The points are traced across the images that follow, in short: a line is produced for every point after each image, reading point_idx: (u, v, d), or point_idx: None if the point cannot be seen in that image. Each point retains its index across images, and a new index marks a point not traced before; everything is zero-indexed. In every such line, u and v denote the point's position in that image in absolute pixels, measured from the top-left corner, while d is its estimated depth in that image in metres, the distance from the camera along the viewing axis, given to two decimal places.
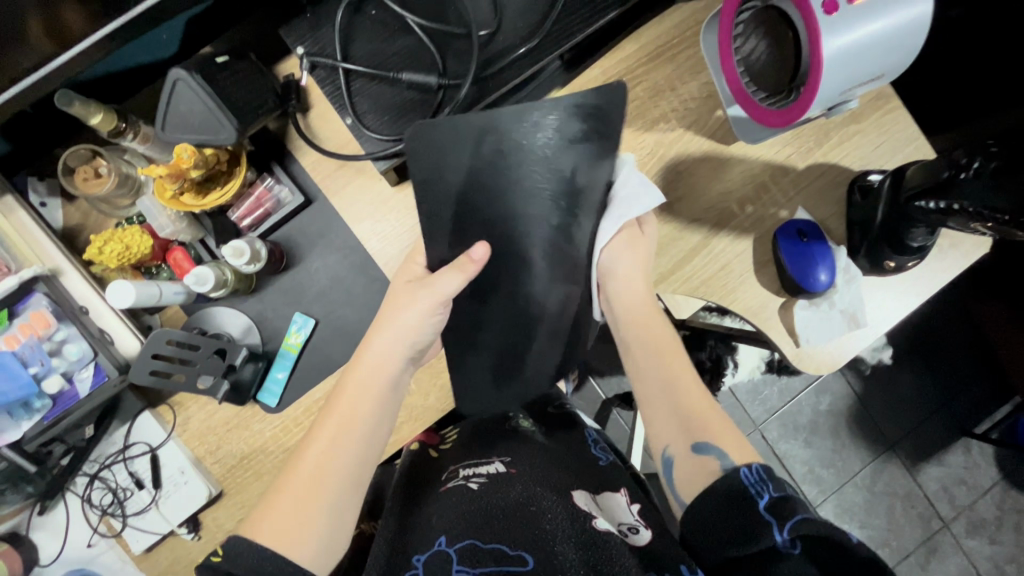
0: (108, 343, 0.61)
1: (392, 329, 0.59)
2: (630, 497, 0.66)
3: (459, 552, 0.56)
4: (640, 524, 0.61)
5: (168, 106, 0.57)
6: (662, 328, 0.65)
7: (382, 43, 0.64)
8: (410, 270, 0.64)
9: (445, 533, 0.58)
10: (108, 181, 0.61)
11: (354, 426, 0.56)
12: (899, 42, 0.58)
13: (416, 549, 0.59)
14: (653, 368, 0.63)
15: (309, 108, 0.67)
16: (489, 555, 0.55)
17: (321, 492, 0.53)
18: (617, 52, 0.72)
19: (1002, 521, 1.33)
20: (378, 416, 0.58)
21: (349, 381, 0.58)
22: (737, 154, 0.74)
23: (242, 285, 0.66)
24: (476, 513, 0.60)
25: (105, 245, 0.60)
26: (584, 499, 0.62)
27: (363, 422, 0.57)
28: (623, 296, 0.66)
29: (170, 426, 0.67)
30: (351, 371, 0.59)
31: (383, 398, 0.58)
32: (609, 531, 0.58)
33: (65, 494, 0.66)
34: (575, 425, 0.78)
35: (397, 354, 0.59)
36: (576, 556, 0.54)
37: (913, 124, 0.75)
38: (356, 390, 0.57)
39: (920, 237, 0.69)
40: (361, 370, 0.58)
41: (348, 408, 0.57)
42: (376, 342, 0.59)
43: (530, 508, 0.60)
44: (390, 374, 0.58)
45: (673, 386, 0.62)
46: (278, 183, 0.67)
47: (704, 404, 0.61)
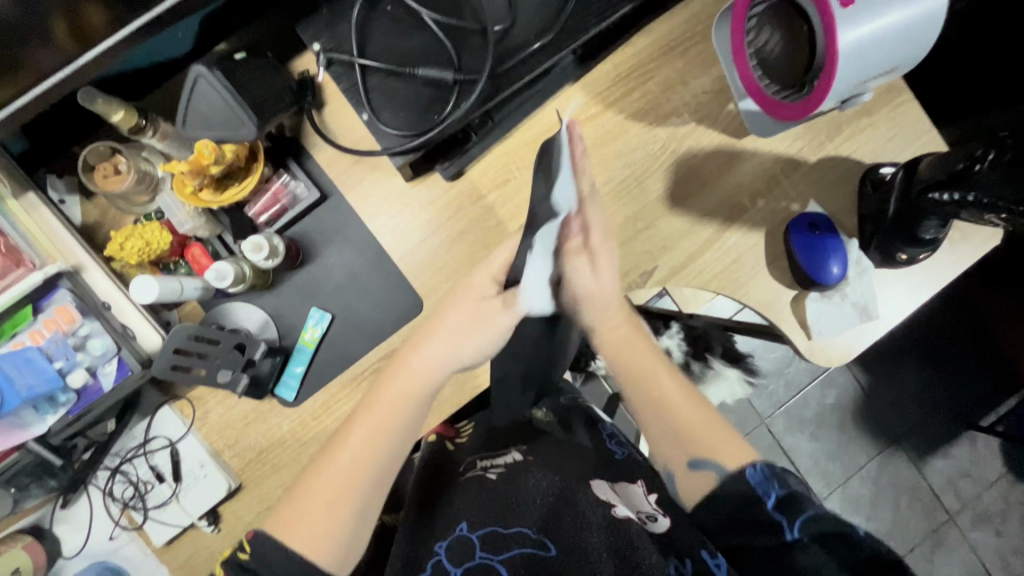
0: (131, 339, 0.61)
1: (438, 341, 0.57)
2: (647, 487, 0.67)
3: (481, 537, 0.59)
4: (657, 512, 0.63)
5: (188, 103, 0.58)
6: (644, 344, 0.65)
7: (396, 39, 0.64)
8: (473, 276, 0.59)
9: (466, 519, 0.61)
10: (127, 177, 0.62)
11: (388, 434, 0.56)
12: (914, 36, 0.58)
13: (438, 537, 0.60)
14: (640, 388, 0.63)
15: (323, 105, 0.67)
16: (511, 540, 0.58)
17: (350, 495, 0.53)
18: (630, 47, 0.73)
19: (1008, 513, 1.33)
20: (413, 422, 0.57)
21: (392, 390, 0.57)
22: (749, 148, 0.75)
23: (260, 281, 0.67)
24: (499, 502, 0.62)
25: (126, 241, 0.61)
26: (602, 487, 0.64)
27: (399, 426, 0.56)
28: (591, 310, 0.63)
29: (190, 420, 0.68)
30: (388, 379, 0.57)
31: (421, 406, 0.57)
32: (628, 518, 0.60)
33: (87, 487, 0.67)
34: (592, 419, 0.77)
35: (442, 368, 0.57)
36: (598, 542, 0.57)
37: (923, 117, 0.75)
38: (396, 401, 0.56)
39: (932, 229, 0.69)
40: (405, 377, 0.57)
41: (383, 416, 0.56)
42: (426, 349, 0.57)
43: (549, 498, 0.62)
44: (432, 384, 0.57)
45: (660, 402, 0.62)
46: (294, 179, 0.68)
47: (698, 413, 0.61)
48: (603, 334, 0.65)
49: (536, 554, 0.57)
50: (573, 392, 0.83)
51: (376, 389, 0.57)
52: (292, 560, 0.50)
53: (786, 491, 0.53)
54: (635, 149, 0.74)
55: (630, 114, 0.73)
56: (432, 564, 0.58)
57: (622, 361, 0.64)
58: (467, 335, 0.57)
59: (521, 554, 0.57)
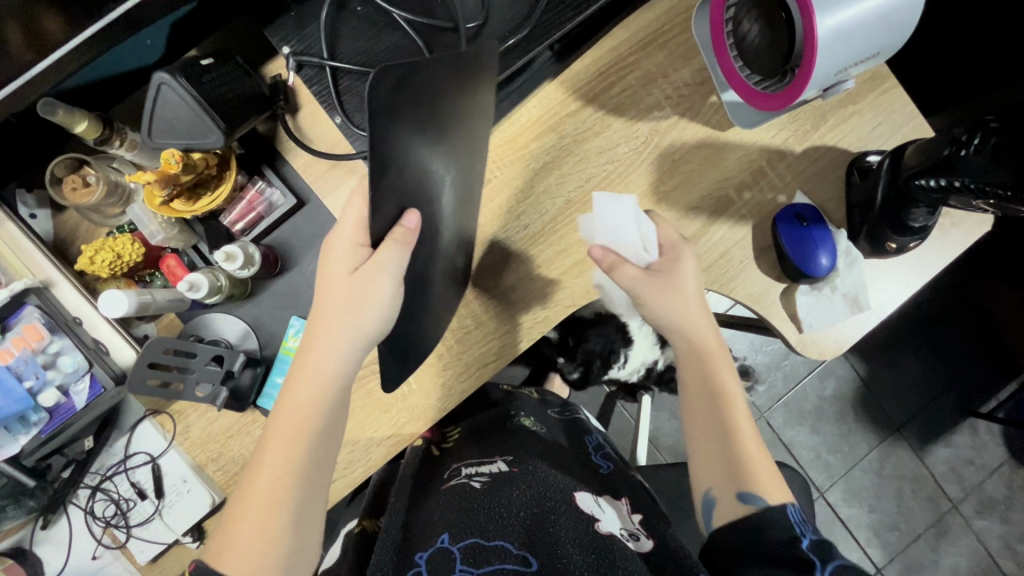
0: (104, 354, 0.60)
1: (330, 333, 0.55)
2: (631, 506, 0.67)
3: (461, 551, 0.56)
4: (639, 531, 0.64)
5: (154, 110, 0.55)
6: (727, 373, 0.66)
7: (368, 40, 0.63)
8: (337, 248, 0.55)
9: (446, 530, 0.59)
10: (96, 190, 0.60)
11: (306, 432, 0.55)
12: (892, 21, 0.57)
13: (418, 547, 0.58)
14: (711, 415, 0.64)
15: (297, 109, 0.66)
16: (492, 554, 0.56)
17: (279, 506, 0.53)
18: (608, 41, 0.72)
19: (1012, 499, 1.32)
20: (327, 418, 0.56)
21: (296, 392, 0.56)
22: (733, 140, 0.73)
23: (238, 290, 0.66)
24: (477, 514, 0.60)
25: (96, 255, 0.59)
26: (586, 500, 0.64)
27: (312, 429, 0.55)
28: (688, 333, 0.66)
29: (171, 434, 0.66)
30: (293, 380, 0.56)
31: (337, 397, 0.57)
32: (611, 534, 0.61)
33: (68, 507, 0.66)
34: (582, 429, 0.80)
35: (348, 349, 0.55)
36: (578, 557, 0.57)
37: (909, 102, 0.74)
38: (300, 402, 0.55)
39: (920, 218, 0.69)
40: (309, 375, 0.56)
41: (294, 418, 0.55)
42: (322, 346, 0.55)
43: (533, 509, 0.61)
44: (342, 371, 0.56)
45: (728, 429, 0.63)
46: (269, 187, 0.66)
47: (757, 446, 0.63)
48: (684, 344, 0.67)
49: (515, 569, 0.55)
50: (563, 405, 0.87)
51: (286, 389, 0.56)
52: None
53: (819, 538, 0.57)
54: (617, 144, 0.73)
55: (611, 109, 0.72)
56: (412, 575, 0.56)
57: (703, 386, 0.65)
58: (349, 311, 0.55)
59: (500, 569, 0.55)
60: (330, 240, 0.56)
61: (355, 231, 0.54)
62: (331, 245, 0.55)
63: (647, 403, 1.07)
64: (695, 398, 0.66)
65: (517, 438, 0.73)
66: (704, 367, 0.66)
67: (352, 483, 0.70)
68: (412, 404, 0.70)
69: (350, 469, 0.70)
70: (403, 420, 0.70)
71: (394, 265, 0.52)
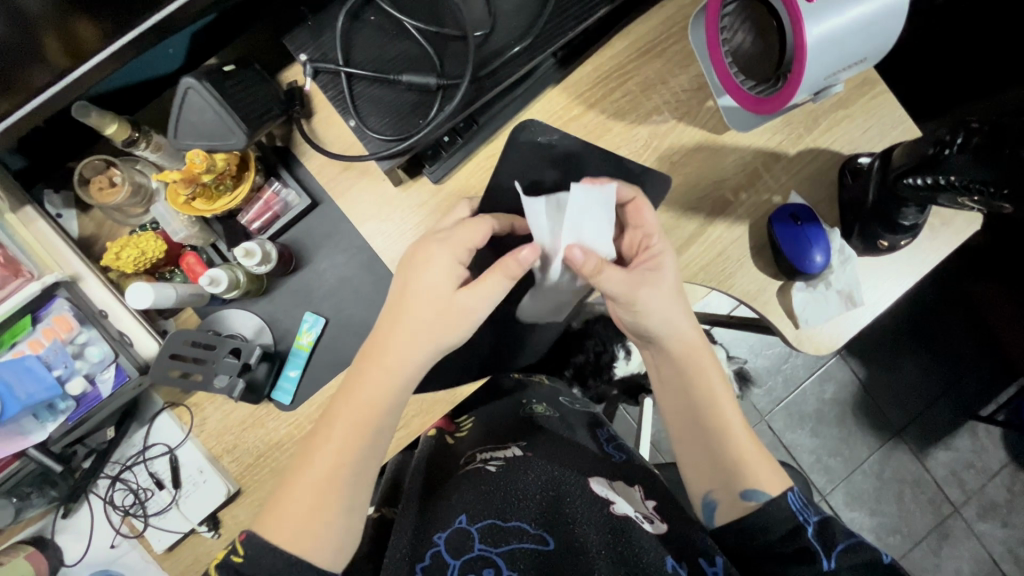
0: (128, 345, 0.62)
1: (403, 330, 0.58)
2: (645, 493, 0.69)
3: (480, 531, 0.61)
4: (654, 515, 0.65)
5: (179, 115, 0.59)
6: (712, 368, 0.67)
7: (381, 48, 0.66)
8: (424, 248, 0.61)
9: (465, 512, 0.63)
10: (121, 190, 0.63)
11: (368, 424, 0.58)
12: (878, 28, 0.60)
13: (437, 528, 0.63)
14: (690, 407, 0.66)
15: (312, 114, 0.69)
16: (510, 534, 0.61)
17: (332, 493, 0.55)
18: (608, 49, 0.75)
19: (1013, 503, 1.34)
20: (392, 412, 0.59)
21: (368, 386, 0.58)
22: (729, 143, 0.76)
23: (254, 287, 0.68)
24: (495, 495, 0.65)
25: (121, 251, 0.63)
26: (599, 485, 0.67)
27: (377, 415, 0.58)
28: (671, 340, 0.66)
29: (188, 426, 0.69)
30: (359, 373, 0.59)
31: (403, 391, 0.59)
32: (627, 515, 0.63)
33: (88, 496, 0.68)
34: (599, 425, 0.83)
35: (420, 348, 0.58)
36: (596, 538, 0.60)
37: (898, 107, 0.77)
38: (372, 395, 0.58)
39: (911, 216, 0.71)
40: (379, 368, 0.58)
41: (358, 412, 0.58)
42: (393, 341, 0.58)
43: (550, 492, 0.65)
44: (414, 367, 0.59)
45: (701, 419, 0.65)
46: (285, 187, 0.69)
47: (750, 443, 0.65)
48: (675, 350, 0.67)
49: (536, 549, 0.60)
50: (584, 403, 0.89)
51: (348, 385, 0.59)
52: (276, 554, 0.52)
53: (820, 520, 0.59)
54: (618, 147, 0.76)
55: (611, 113, 0.75)
56: (431, 553, 0.60)
57: (688, 386, 0.67)
58: (439, 318, 0.58)
59: (521, 548, 0.60)
60: (430, 245, 0.60)
61: (455, 248, 0.61)
62: (429, 251, 0.60)
63: (647, 407, 1.09)
64: (668, 393, 0.68)
65: (530, 426, 0.77)
66: (689, 364, 0.67)
67: None
68: None
69: None
70: None
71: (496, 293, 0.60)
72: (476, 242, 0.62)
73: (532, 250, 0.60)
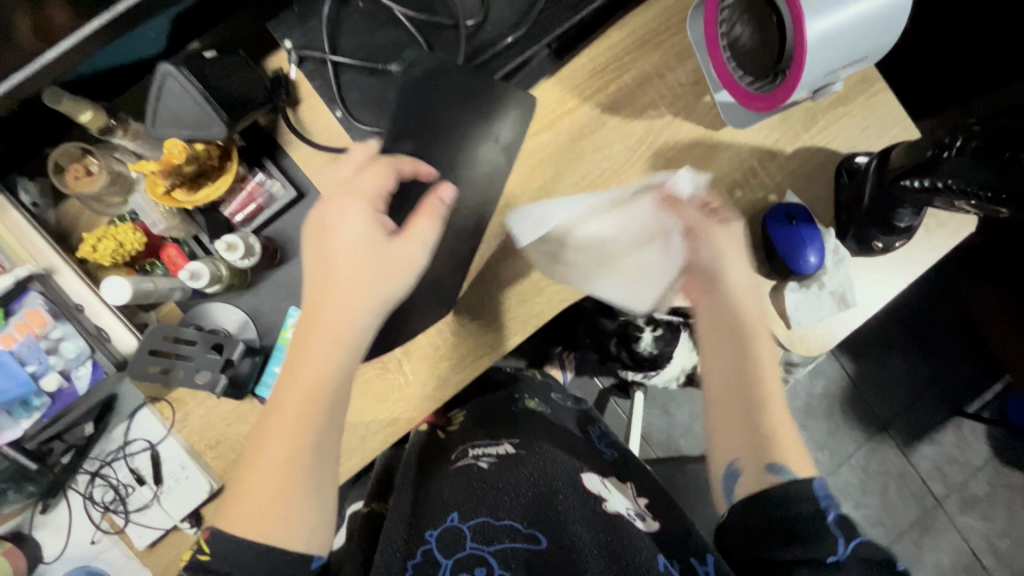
0: (106, 341, 0.60)
1: (332, 300, 0.54)
2: (637, 491, 0.71)
3: (472, 529, 0.61)
4: (645, 513, 0.67)
5: (156, 103, 0.57)
6: (756, 326, 0.67)
7: (371, 34, 0.66)
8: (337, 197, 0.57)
9: (457, 509, 0.63)
10: (99, 178, 0.61)
11: (322, 404, 0.54)
12: (880, 26, 0.59)
13: (428, 525, 0.63)
14: (734, 358, 0.66)
15: (298, 103, 0.67)
16: (501, 532, 0.61)
17: (294, 483, 0.53)
18: (603, 41, 0.73)
19: (994, 498, 1.35)
20: (341, 378, 0.55)
21: (309, 363, 0.54)
22: (725, 139, 0.75)
23: (238, 281, 0.66)
24: (486, 493, 0.64)
25: (98, 243, 0.61)
26: (593, 480, 0.67)
27: (330, 386, 0.54)
28: (723, 280, 0.68)
29: (170, 422, 0.67)
30: (303, 347, 0.54)
31: (349, 357, 0.55)
32: (618, 513, 0.63)
33: (67, 492, 0.67)
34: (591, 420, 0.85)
35: (357, 311, 0.54)
36: (589, 538, 0.61)
37: (897, 105, 0.76)
38: (314, 374, 0.54)
39: (906, 218, 0.71)
40: (317, 338, 0.54)
41: (306, 395, 0.53)
42: (325, 314, 0.54)
43: (540, 489, 0.64)
44: (353, 331, 0.54)
45: (747, 377, 0.64)
46: (269, 179, 0.67)
47: (783, 415, 0.63)
48: (727, 295, 0.68)
49: (525, 548, 0.60)
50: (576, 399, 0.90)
51: (290, 371, 0.55)
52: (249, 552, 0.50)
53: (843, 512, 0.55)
54: (613, 142, 0.74)
55: (606, 107, 0.74)
56: (423, 551, 0.60)
57: (740, 332, 0.67)
58: (374, 272, 0.54)
59: (511, 548, 0.60)
60: (342, 203, 0.55)
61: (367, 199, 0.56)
62: (341, 209, 0.55)
63: (636, 402, 1.10)
64: (711, 343, 0.68)
65: (516, 418, 0.78)
66: (740, 316, 0.67)
67: (349, 471, 0.72)
68: (406, 393, 0.72)
69: (347, 459, 0.72)
70: (399, 411, 0.72)
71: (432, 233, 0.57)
72: (381, 189, 0.57)
73: (450, 186, 0.59)
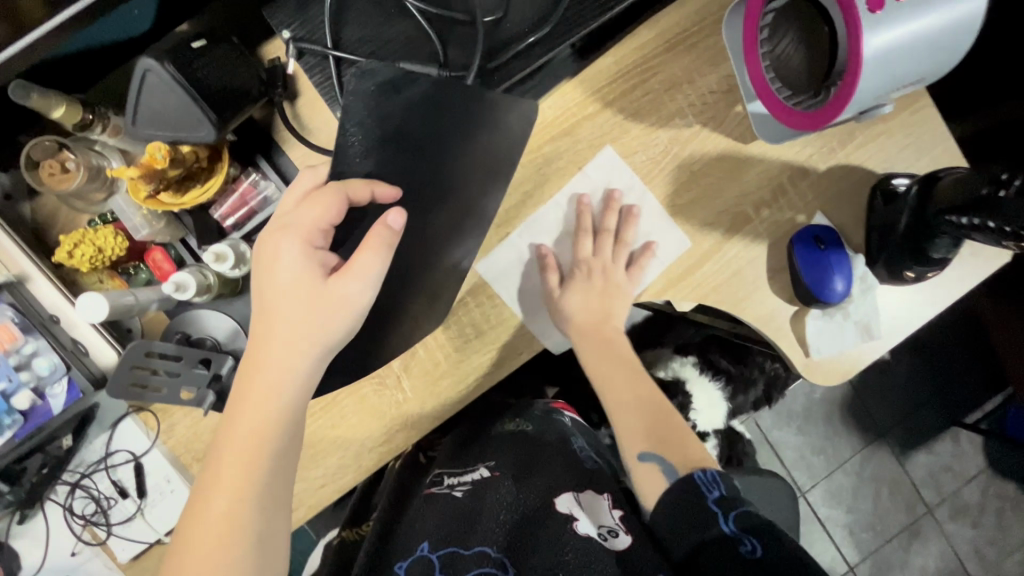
0: (82, 355, 0.57)
1: (275, 338, 0.51)
2: (612, 502, 0.65)
3: (440, 560, 0.61)
4: (619, 527, 0.62)
5: (139, 98, 0.51)
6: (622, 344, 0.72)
7: (378, 27, 0.59)
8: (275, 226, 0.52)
9: (427, 539, 0.64)
10: (76, 176, 0.56)
11: (262, 452, 0.50)
12: (942, 45, 0.53)
13: (400, 556, 0.64)
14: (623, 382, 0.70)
15: (296, 96, 0.61)
16: (470, 561, 0.60)
17: (237, 532, 0.49)
18: (631, 41, 0.67)
19: (984, 506, 1.35)
20: (287, 425, 0.51)
21: (249, 407, 0.51)
22: (755, 153, 0.70)
23: (228, 289, 0.62)
24: (458, 524, 0.64)
25: (76, 247, 0.56)
26: (563, 502, 0.64)
27: (274, 432, 0.51)
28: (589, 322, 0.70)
29: (154, 433, 0.64)
30: (242, 392, 0.51)
31: (293, 404, 0.52)
32: (588, 535, 0.60)
33: (46, 502, 0.64)
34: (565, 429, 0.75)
35: (301, 355, 0.51)
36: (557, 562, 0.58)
37: (941, 124, 0.71)
38: (255, 421, 0.50)
39: (942, 248, 0.67)
40: (259, 384, 0.51)
41: (244, 447, 0.50)
42: (267, 359, 0.51)
43: (512, 518, 0.64)
44: (298, 376, 0.51)
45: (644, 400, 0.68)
46: (264, 179, 0.61)
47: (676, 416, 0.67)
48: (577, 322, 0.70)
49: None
50: (547, 403, 0.81)
51: (228, 417, 0.52)
52: None
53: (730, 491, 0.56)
54: (634, 152, 0.69)
55: (630, 113, 0.68)
56: None
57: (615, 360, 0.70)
58: (312, 316, 0.51)
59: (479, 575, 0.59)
60: (276, 237, 0.50)
61: (305, 234, 0.50)
62: (276, 243, 0.51)
63: None
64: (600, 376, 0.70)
65: (491, 439, 0.76)
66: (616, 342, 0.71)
67: (341, 487, 0.70)
68: (405, 411, 0.69)
69: (340, 474, 0.69)
70: (396, 428, 0.69)
71: (375, 271, 0.52)
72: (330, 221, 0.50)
73: (402, 214, 0.53)
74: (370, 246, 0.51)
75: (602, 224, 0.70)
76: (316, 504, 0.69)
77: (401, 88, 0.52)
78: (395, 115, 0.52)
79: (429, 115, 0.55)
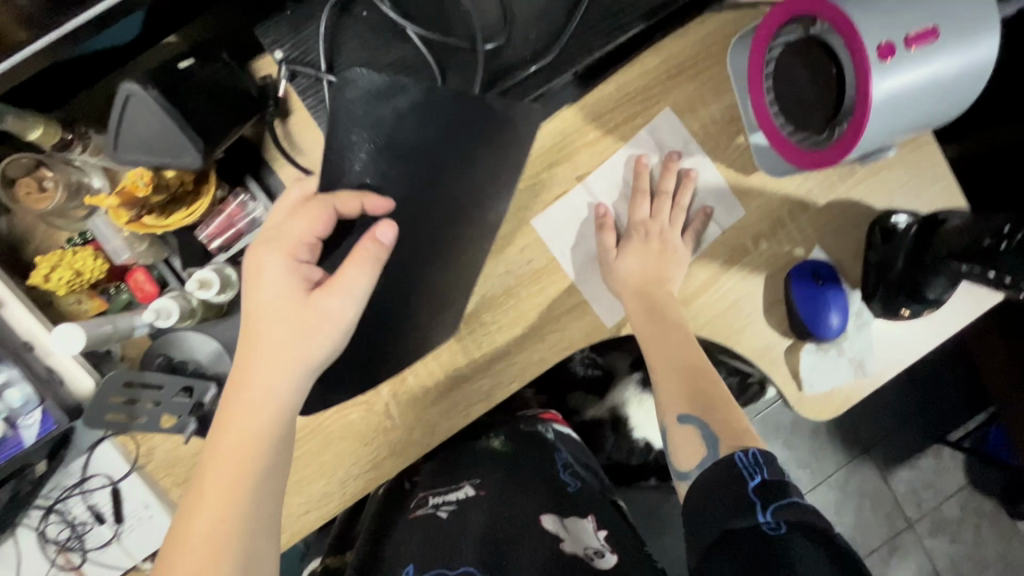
0: (57, 384, 0.55)
1: (257, 355, 0.50)
2: (597, 523, 0.66)
3: None
4: (605, 546, 0.63)
5: (120, 124, 0.49)
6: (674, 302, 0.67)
7: (374, 50, 0.58)
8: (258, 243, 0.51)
9: (412, 562, 0.62)
10: (54, 196, 0.55)
11: (247, 471, 0.49)
12: (946, 92, 0.53)
13: None
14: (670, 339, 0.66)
15: (288, 115, 0.59)
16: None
17: (223, 556, 0.47)
18: (634, 67, 0.66)
19: (963, 522, 1.36)
20: (272, 442, 0.50)
21: (233, 425, 0.50)
22: (756, 185, 0.69)
23: (214, 311, 0.60)
24: (445, 544, 0.62)
25: (52, 271, 0.54)
26: (552, 521, 0.65)
27: (259, 449, 0.50)
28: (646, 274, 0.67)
29: (133, 457, 0.62)
30: (226, 411, 0.50)
31: (279, 421, 0.51)
32: (574, 553, 0.62)
33: (17, 528, 0.62)
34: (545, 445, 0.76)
35: (285, 372, 0.50)
36: None
37: (942, 162, 0.71)
38: (239, 439, 0.49)
39: (936, 288, 0.67)
40: (241, 403, 0.50)
41: (228, 465, 0.49)
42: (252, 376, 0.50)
43: (497, 533, 0.63)
44: (283, 394, 0.50)
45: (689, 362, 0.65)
46: (253, 201, 0.59)
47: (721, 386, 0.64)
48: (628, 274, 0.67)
49: None
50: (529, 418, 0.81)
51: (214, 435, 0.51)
52: None
53: (773, 476, 0.52)
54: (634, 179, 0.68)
55: (631, 140, 0.67)
56: None
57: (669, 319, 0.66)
58: (299, 333, 0.50)
59: None
60: (259, 252, 0.50)
61: (288, 249, 0.50)
62: (258, 260, 0.50)
63: None
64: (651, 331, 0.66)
65: (475, 458, 0.74)
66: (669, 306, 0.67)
67: (325, 514, 0.68)
68: (392, 437, 0.68)
69: (325, 500, 0.68)
70: (382, 455, 0.68)
71: (362, 285, 0.51)
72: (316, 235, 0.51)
73: (391, 226, 0.52)
74: (356, 257, 0.50)
75: (664, 182, 0.67)
76: (298, 529, 0.68)
77: (388, 95, 0.55)
78: (386, 120, 0.55)
79: (424, 120, 0.56)
